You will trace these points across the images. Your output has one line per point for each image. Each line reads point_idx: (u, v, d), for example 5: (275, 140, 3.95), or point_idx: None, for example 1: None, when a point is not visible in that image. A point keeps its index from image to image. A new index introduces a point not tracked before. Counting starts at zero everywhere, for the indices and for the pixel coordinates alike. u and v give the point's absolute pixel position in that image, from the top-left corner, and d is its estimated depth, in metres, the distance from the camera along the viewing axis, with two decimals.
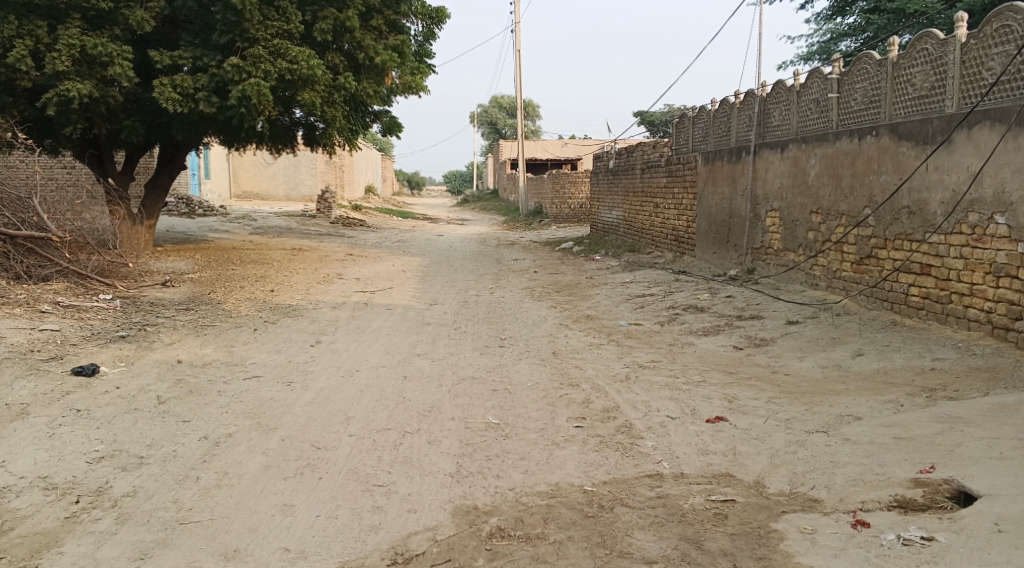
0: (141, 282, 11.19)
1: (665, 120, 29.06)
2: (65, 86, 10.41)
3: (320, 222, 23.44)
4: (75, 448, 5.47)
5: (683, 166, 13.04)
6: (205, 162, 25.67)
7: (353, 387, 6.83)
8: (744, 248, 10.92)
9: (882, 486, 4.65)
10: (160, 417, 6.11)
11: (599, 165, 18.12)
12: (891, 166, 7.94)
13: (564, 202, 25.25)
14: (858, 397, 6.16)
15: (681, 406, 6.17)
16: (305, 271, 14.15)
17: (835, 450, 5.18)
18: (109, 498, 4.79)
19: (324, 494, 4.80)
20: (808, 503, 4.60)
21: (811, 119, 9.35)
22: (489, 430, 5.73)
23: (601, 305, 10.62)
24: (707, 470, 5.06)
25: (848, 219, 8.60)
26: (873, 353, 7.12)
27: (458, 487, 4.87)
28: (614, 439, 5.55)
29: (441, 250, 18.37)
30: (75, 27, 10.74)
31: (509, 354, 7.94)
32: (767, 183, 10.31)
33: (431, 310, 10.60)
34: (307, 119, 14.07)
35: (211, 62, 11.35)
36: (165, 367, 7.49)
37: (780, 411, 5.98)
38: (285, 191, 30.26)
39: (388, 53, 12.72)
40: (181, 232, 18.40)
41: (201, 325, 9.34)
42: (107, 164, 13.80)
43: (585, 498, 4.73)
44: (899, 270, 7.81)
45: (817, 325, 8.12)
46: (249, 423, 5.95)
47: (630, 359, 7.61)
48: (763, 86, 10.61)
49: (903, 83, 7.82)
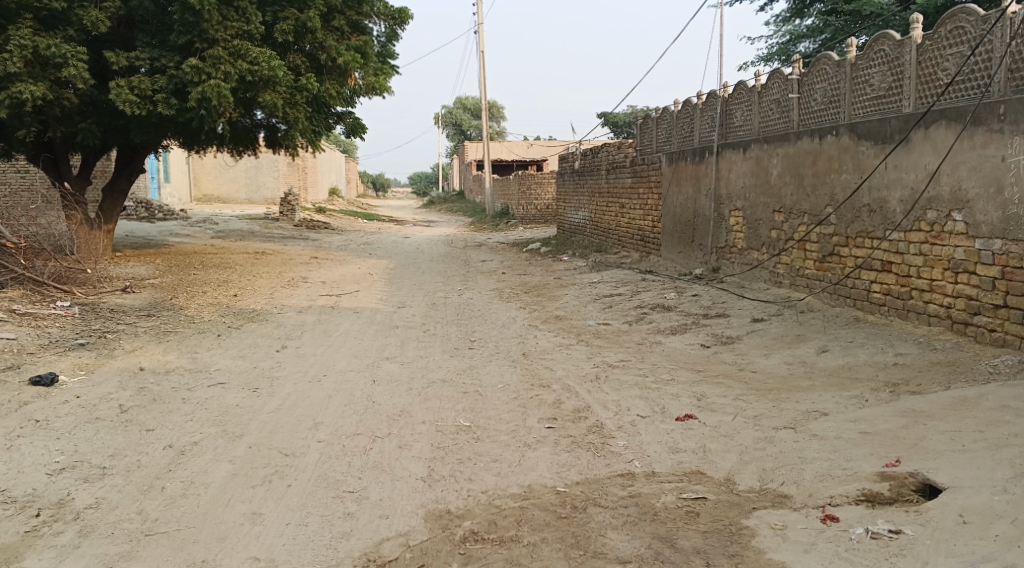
0: (100, 288, 10.97)
1: (628, 120, 29.23)
2: (18, 89, 10.17)
3: (283, 225, 23.19)
4: (35, 459, 5.34)
5: (648, 166, 13.11)
6: (164, 165, 25.28)
7: (321, 392, 6.75)
8: (709, 247, 11.01)
9: (850, 480, 4.71)
10: (123, 426, 5.98)
11: (564, 166, 18.16)
12: (851, 165, 8.05)
13: (530, 203, 25.27)
14: (825, 393, 6.23)
15: (651, 405, 6.19)
16: (269, 275, 13.98)
17: (804, 446, 5.23)
18: (72, 510, 4.68)
19: (293, 501, 4.73)
20: (778, 499, 4.64)
21: (772, 119, 9.45)
22: (460, 433, 5.70)
23: (568, 305, 10.64)
24: (679, 468, 5.08)
25: (810, 217, 8.71)
26: (837, 349, 7.20)
27: (430, 492, 4.83)
28: (585, 439, 5.55)
29: (407, 253, 18.28)
30: (28, 28, 10.50)
31: (478, 356, 7.91)
32: (731, 183, 10.40)
33: (398, 313, 10.53)
34: (268, 121, 13.90)
35: (169, 64, 11.16)
36: (128, 375, 7.35)
37: (749, 408, 6.03)
38: (246, 195, 29.87)
39: (351, 54, 12.62)
40: (141, 237, 18.09)
41: (164, 331, 9.18)
42: (63, 168, 13.52)
43: (558, 499, 4.72)
44: (861, 267, 7.93)
45: (782, 323, 8.21)
46: (215, 430, 5.86)
47: (599, 359, 7.63)
48: (725, 86, 10.71)
49: (861, 84, 7.94)
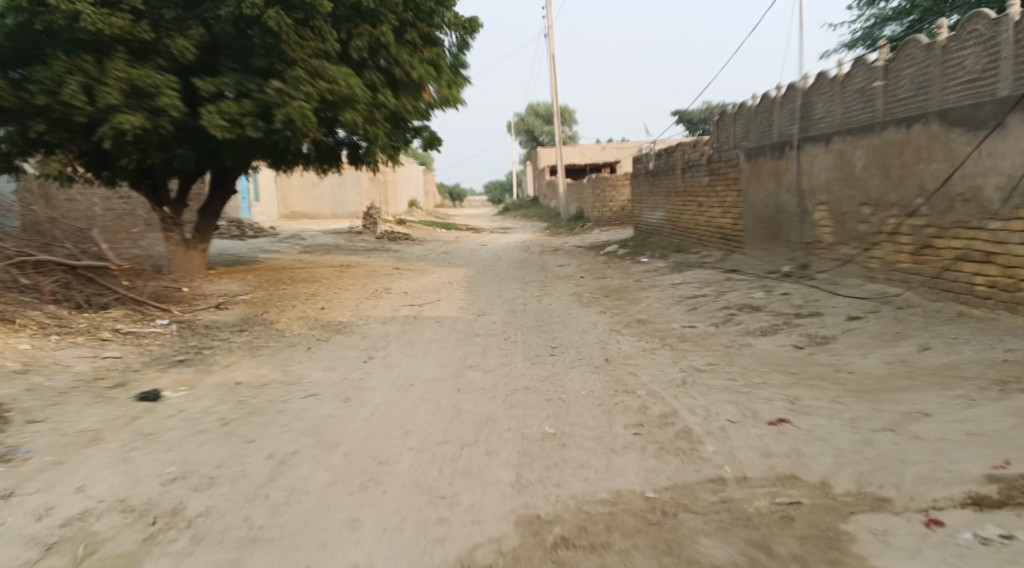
0: (197, 305, 11.45)
1: (703, 118, 28.81)
2: (119, 119, 10.72)
3: (365, 238, 23.71)
4: (147, 470, 5.62)
5: (726, 164, 12.91)
6: (252, 185, 26.19)
7: (409, 402, 6.89)
8: (795, 244, 10.77)
9: (954, 483, 4.55)
10: (226, 437, 6.24)
11: (639, 167, 18.04)
12: (941, 153, 7.77)
13: (606, 205, 25.14)
14: (925, 393, 6.02)
15: (741, 409, 6.10)
16: (354, 287, 14.33)
17: (903, 448, 5.07)
18: (184, 518, 4.91)
19: (389, 508, 4.85)
20: (878, 503, 4.51)
21: (856, 109, 9.20)
22: (547, 440, 5.73)
23: (650, 308, 10.56)
24: (772, 472, 4.99)
25: (900, 209, 8.43)
26: (940, 346, 6.95)
27: (519, 498, 4.88)
28: (673, 445, 5.51)
29: (485, 260, 18.45)
30: (122, 61, 11.06)
31: (561, 362, 7.94)
32: (813, 177, 10.16)
33: (479, 321, 10.65)
34: (349, 138, 14.27)
35: (253, 87, 11.58)
36: (226, 389, 7.66)
37: (844, 410, 5.87)
38: (332, 212, 30.60)
39: (424, 68, 12.90)
40: (232, 254, 18.79)
41: (257, 345, 9.52)
42: (161, 192, 14.17)
43: (649, 505, 4.70)
44: (961, 259, 7.63)
45: (879, 320, 7.97)
46: (311, 440, 6.05)
47: (684, 363, 7.55)
48: (805, 79, 10.48)
49: (952, 67, 7.66)
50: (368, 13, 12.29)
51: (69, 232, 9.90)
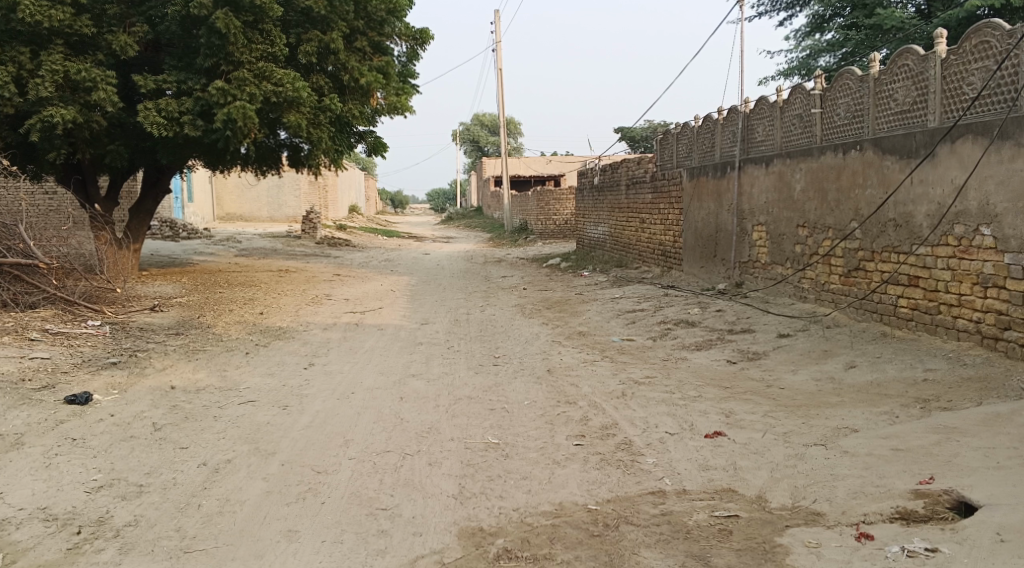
0: (129, 307, 11.15)
1: (646, 135, 29.26)
2: (49, 112, 10.39)
3: (305, 243, 23.39)
4: (73, 477, 5.44)
5: (668, 182, 13.15)
6: (189, 185, 25.66)
7: (349, 410, 6.82)
8: (731, 262, 11.02)
9: (883, 498, 4.70)
10: (157, 444, 6.08)
11: (583, 181, 18.21)
12: (876, 180, 8.05)
13: (549, 218, 25.29)
14: (854, 409, 6.22)
15: (679, 421, 6.20)
16: (294, 292, 14.13)
17: (834, 463, 5.23)
18: (111, 528, 4.76)
19: (327, 519, 4.79)
20: (812, 517, 4.64)
21: (795, 134, 9.47)
22: (489, 450, 5.74)
23: (592, 321, 10.66)
24: (709, 486, 5.09)
25: (835, 232, 8.70)
26: (865, 365, 7.19)
27: (462, 509, 4.87)
28: (614, 456, 5.57)
29: (428, 269, 18.36)
30: (59, 53, 10.76)
31: (504, 373, 7.95)
32: (753, 198, 10.42)
33: (422, 329, 10.59)
34: (292, 141, 14.09)
35: (195, 86, 11.35)
36: (159, 393, 7.46)
37: (778, 424, 6.02)
38: (269, 213, 30.20)
39: (373, 75, 12.81)
40: (166, 256, 18.33)
41: (193, 349, 9.30)
42: (92, 189, 13.77)
43: (591, 517, 4.75)
44: (887, 282, 7.91)
45: (808, 338, 8.20)
46: (248, 448, 5.93)
47: (625, 375, 7.64)
48: (746, 102, 10.74)
49: (885, 99, 7.94)
50: (319, 19, 12.29)
51: None
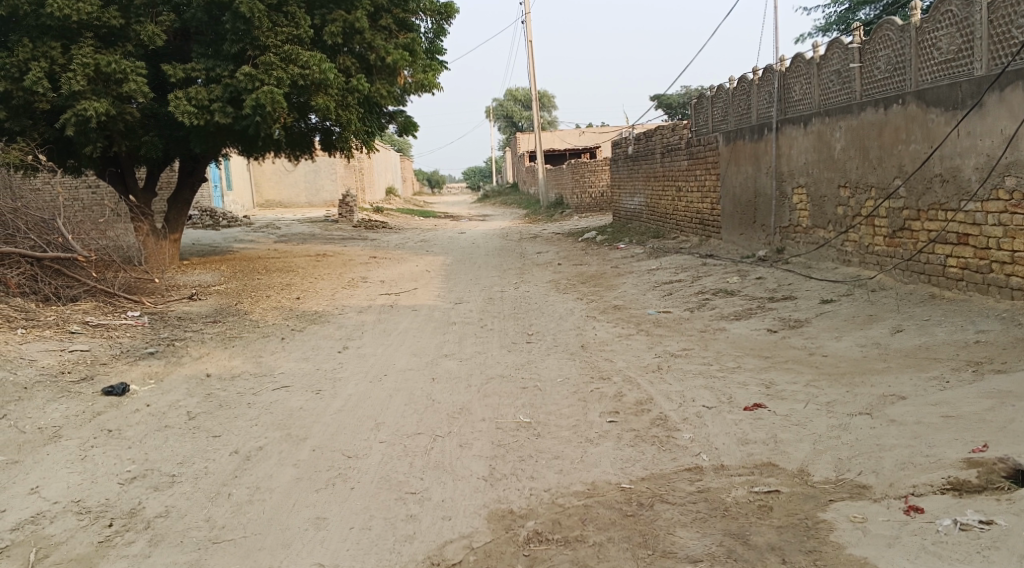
0: (168, 296, 11.23)
1: (681, 102, 28.67)
2: (82, 106, 10.42)
3: (342, 226, 23.45)
4: (107, 469, 5.44)
5: (704, 147, 12.81)
6: (227, 174, 25.87)
7: (382, 392, 6.75)
8: (771, 227, 10.70)
9: (933, 468, 4.47)
10: (191, 432, 6.07)
11: (617, 152, 17.89)
12: (920, 134, 7.69)
13: (585, 191, 24.99)
14: (902, 375, 5.96)
15: (717, 394, 6.01)
16: (330, 276, 14.14)
17: (881, 433, 5.00)
18: (142, 519, 4.75)
19: (357, 504, 4.71)
20: (857, 490, 4.43)
21: (833, 90, 9.10)
22: (521, 430, 5.61)
23: (628, 294, 10.45)
24: (749, 461, 4.90)
25: (878, 191, 8.36)
26: (912, 329, 6.90)
27: (492, 491, 4.76)
28: (650, 433, 5.41)
29: (464, 248, 18.26)
30: (89, 46, 10.78)
31: (537, 350, 7.81)
32: (792, 160, 10.08)
33: (456, 309, 10.49)
34: (323, 124, 14.03)
35: (224, 73, 11.31)
36: (195, 381, 7.47)
37: (821, 394, 5.80)
38: (307, 198, 30.36)
39: (400, 53, 12.63)
40: (206, 245, 18.49)
41: (230, 336, 9.33)
42: (130, 181, 13.90)
43: (624, 496, 4.60)
44: (935, 241, 7.57)
45: (853, 303, 7.91)
46: (279, 434, 5.89)
47: (661, 348, 7.45)
48: (781, 60, 10.37)
49: (928, 48, 7.57)
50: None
51: (32, 224, 9.67)
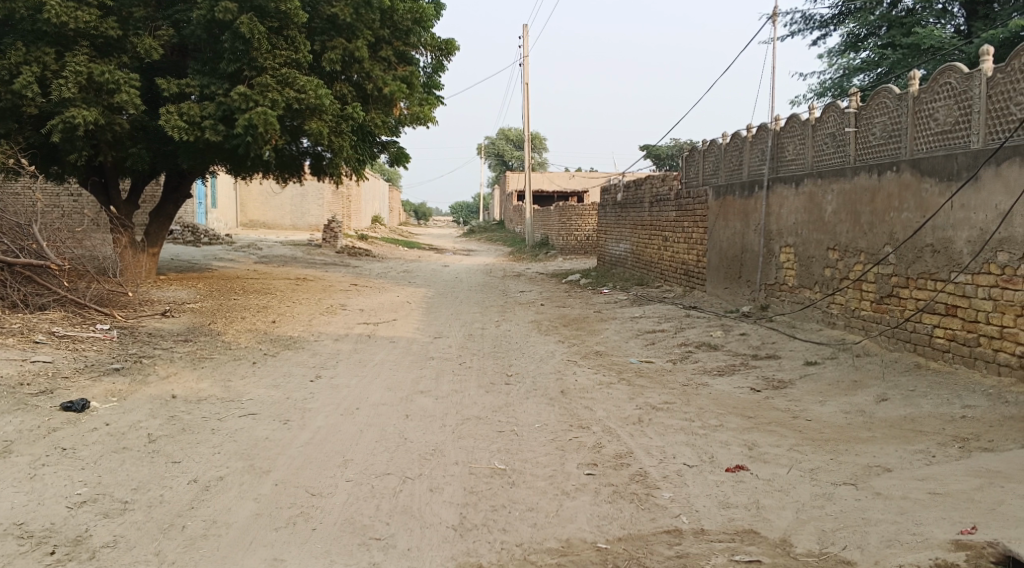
0: (141, 311, 10.92)
1: (671, 153, 28.85)
2: (70, 113, 10.21)
3: (324, 251, 23.23)
4: (56, 490, 5.17)
5: (693, 200, 12.77)
6: (212, 190, 25.65)
7: (352, 427, 6.51)
8: (757, 284, 10.62)
9: (921, 548, 4.31)
10: (150, 456, 5.80)
11: (606, 197, 17.85)
12: (913, 203, 7.65)
13: (572, 234, 24.93)
14: (887, 446, 5.82)
15: (699, 452, 5.84)
16: (308, 301, 13.90)
17: (867, 506, 4.84)
18: (87, 549, 4.48)
19: (317, 548, 4.47)
20: (841, 566, 4.26)
21: (827, 153, 9.10)
22: (495, 477, 5.41)
23: (610, 340, 10.30)
24: (730, 526, 4.72)
25: (867, 256, 8.30)
26: (897, 398, 6.78)
27: (461, 542, 4.53)
28: (628, 489, 5.22)
29: (446, 281, 18.07)
30: (83, 54, 10.59)
31: (515, 392, 7.61)
32: (781, 219, 10.03)
33: (435, 344, 10.27)
34: (314, 149, 13.89)
35: (218, 91, 11.13)
36: (159, 402, 7.20)
37: (804, 459, 5.64)
38: (291, 220, 30.15)
39: (398, 85, 12.53)
40: (185, 260, 18.17)
41: (200, 357, 9.06)
42: (113, 192, 13.65)
43: (600, 557, 4.40)
44: (922, 310, 7.50)
45: (837, 367, 7.80)
46: (242, 465, 5.63)
47: (642, 400, 7.28)
48: (776, 120, 10.38)
49: (924, 118, 7.57)
50: (344, 27, 12.07)
51: (7, 228, 9.44)
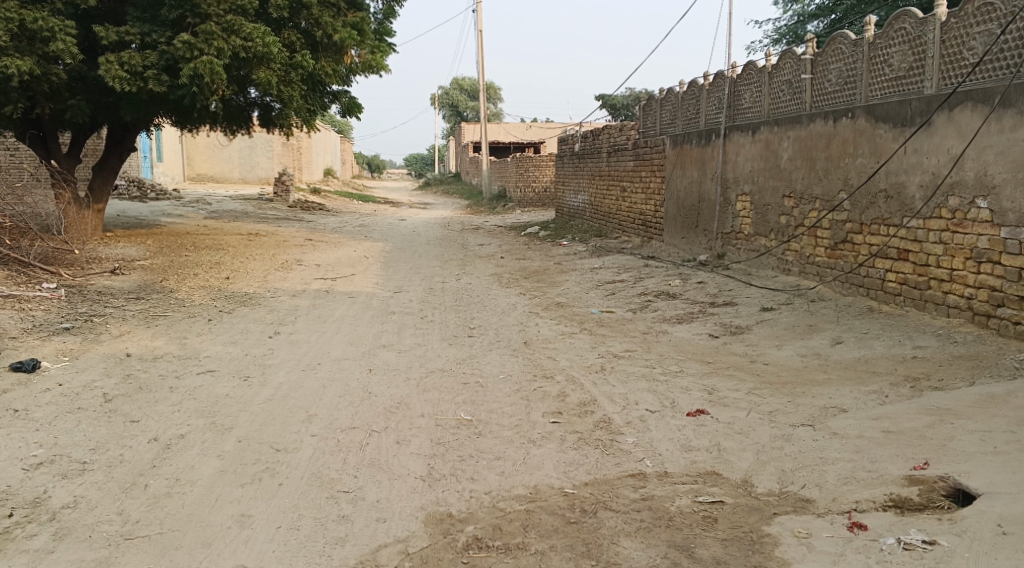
0: (88, 269, 10.63)
1: (627, 103, 28.78)
2: (4, 63, 9.75)
3: (277, 206, 22.81)
4: (10, 452, 5.04)
5: (650, 149, 12.78)
6: (157, 144, 24.94)
7: (315, 382, 6.45)
8: (713, 232, 10.71)
9: (876, 484, 4.45)
10: (107, 416, 5.69)
11: (564, 148, 17.76)
12: (867, 149, 7.74)
13: (529, 185, 24.82)
14: (842, 387, 5.96)
15: (661, 398, 5.92)
16: (263, 257, 13.67)
17: (824, 445, 4.96)
18: (47, 510, 4.40)
19: (284, 502, 4.45)
20: (800, 504, 4.38)
21: (783, 100, 9.13)
22: (461, 428, 5.42)
23: (570, 291, 10.34)
24: (693, 468, 4.81)
25: (822, 203, 8.41)
26: (851, 341, 6.94)
27: (430, 492, 4.55)
28: (593, 435, 5.27)
29: (404, 235, 17.90)
30: (14, 0, 10.08)
31: (478, 345, 7.61)
32: (737, 167, 10.09)
33: (395, 298, 10.21)
34: (263, 99, 13.54)
35: (160, 39, 10.78)
36: (113, 361, 7.06)
37: (763, 403, 5.76)
38: (241, 173, 29.53)
39: (347, 31, 12.24)
40: (133, 217, 17.71)
41: (153, 315, 8.87)
42: (52, 145, 13.16)
43: (567, 502, 4.45)
44: (875, 255, 7.64)
45: (793, 312, 7.95)
46: (203, 423, 5.56)
47: (604, 349, 7.34)
48: (733, 67, 10.38)
49: (879, 64, 7.62)
50: None
51: None
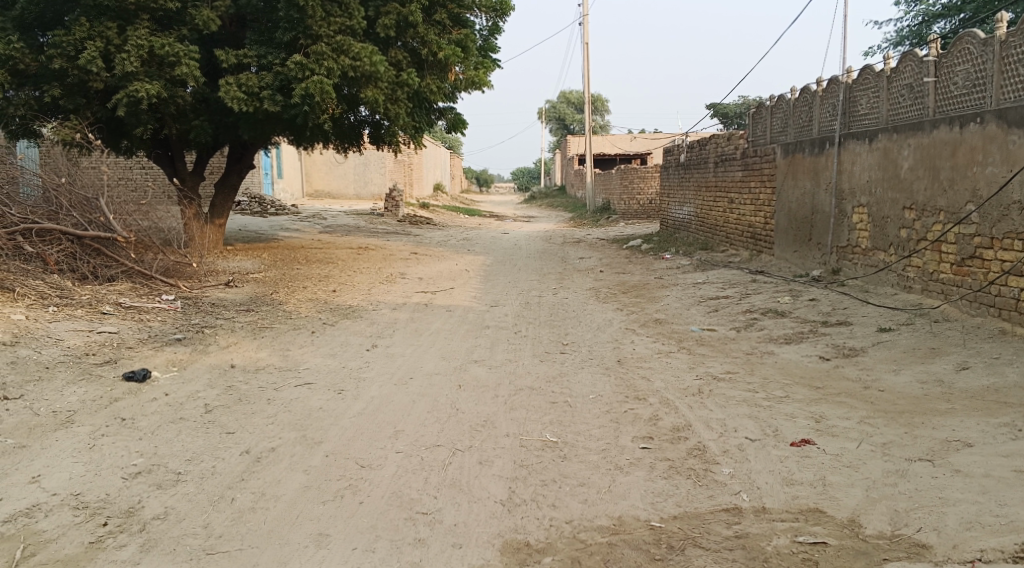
0: (204, 281, 11.02)
1: (738, 112, 27.98)
2: (134, 87, 10.26)
3: (386, 220, 23.28)
4: (113, 461, 5.20)
5: (760, 159, 12.27)
6: (277, 161, 26.02)
7: (405, 398, 6.42)
8: (828, 247, 10.15)
9: (1004, 532, 4.02)
10: (205, 427, 5.81)
11: (669, 159, 17.36)
12: (999, 157, 7.14)
13: (634, 197, 24.43)
14: (967, 419, 5.45)
15: (762, 426, 5.57)
16: (369, 270, 13.90)
17: (944, 484, 4.52)
18: (138, 521, 4.49)
19: (363, 523, 4.39)
20: (915, 550, 4.00)
21: (903, 106, 8.56)
22: (546, 450, 5.24)
23: (671, 307, 9.99)
24: (793, 505, 4.46)
25: (947, 215, 7.80)
26: (979, 367, 6.37)
27: (510, 519, 4.40)
28: (685, 464, 4.99)
29: (507, 248, 17.91)
30: (144, 28, 10.62)
31: (571, 362, 7.43)
32: (853, 177, 9.53)
33: (491, 312, 10.15)
34: (372, 117, 13.82)
35: (275, 61, 11.10)
36: (218, 371, 7.25)
37: (876, 433, 5.32)
38: (355, 190, 30.28)
39: (452, 48, 12.26)
40: (251, 231, 18.40)
41: (260, 326, 9.11)
42: (179, 164, 13.79)
43: (654, 536, 4.22)
44: (1008, 272, 7.01)
45: (913, 333, 7.38)
46: (294, 436, 5.60)
47: (702, 370, 7.01)
48: (848, 72, 9.83)
49: (1012, 64, 7.03)
50: None
51: (76, 202, 9.48)
